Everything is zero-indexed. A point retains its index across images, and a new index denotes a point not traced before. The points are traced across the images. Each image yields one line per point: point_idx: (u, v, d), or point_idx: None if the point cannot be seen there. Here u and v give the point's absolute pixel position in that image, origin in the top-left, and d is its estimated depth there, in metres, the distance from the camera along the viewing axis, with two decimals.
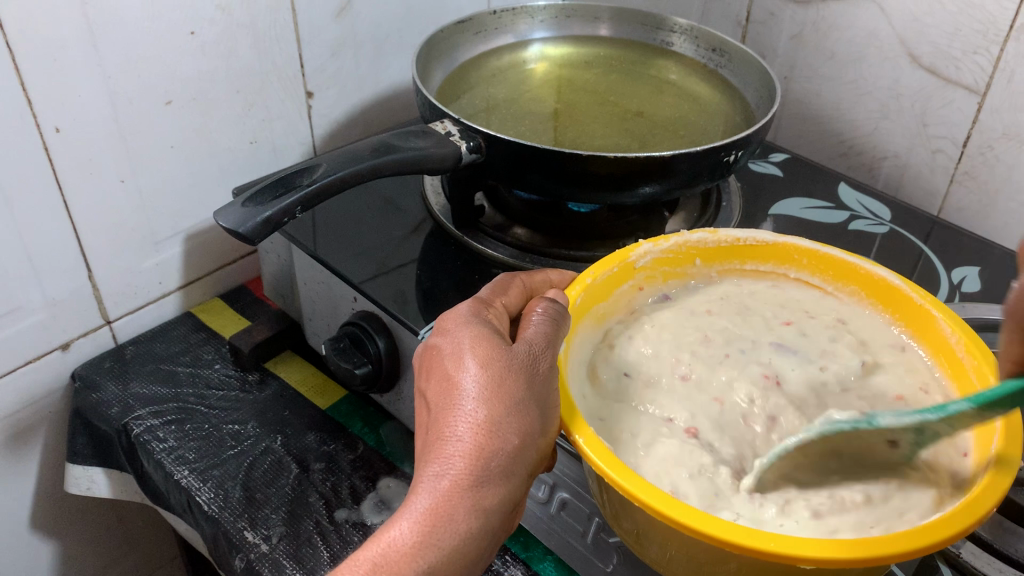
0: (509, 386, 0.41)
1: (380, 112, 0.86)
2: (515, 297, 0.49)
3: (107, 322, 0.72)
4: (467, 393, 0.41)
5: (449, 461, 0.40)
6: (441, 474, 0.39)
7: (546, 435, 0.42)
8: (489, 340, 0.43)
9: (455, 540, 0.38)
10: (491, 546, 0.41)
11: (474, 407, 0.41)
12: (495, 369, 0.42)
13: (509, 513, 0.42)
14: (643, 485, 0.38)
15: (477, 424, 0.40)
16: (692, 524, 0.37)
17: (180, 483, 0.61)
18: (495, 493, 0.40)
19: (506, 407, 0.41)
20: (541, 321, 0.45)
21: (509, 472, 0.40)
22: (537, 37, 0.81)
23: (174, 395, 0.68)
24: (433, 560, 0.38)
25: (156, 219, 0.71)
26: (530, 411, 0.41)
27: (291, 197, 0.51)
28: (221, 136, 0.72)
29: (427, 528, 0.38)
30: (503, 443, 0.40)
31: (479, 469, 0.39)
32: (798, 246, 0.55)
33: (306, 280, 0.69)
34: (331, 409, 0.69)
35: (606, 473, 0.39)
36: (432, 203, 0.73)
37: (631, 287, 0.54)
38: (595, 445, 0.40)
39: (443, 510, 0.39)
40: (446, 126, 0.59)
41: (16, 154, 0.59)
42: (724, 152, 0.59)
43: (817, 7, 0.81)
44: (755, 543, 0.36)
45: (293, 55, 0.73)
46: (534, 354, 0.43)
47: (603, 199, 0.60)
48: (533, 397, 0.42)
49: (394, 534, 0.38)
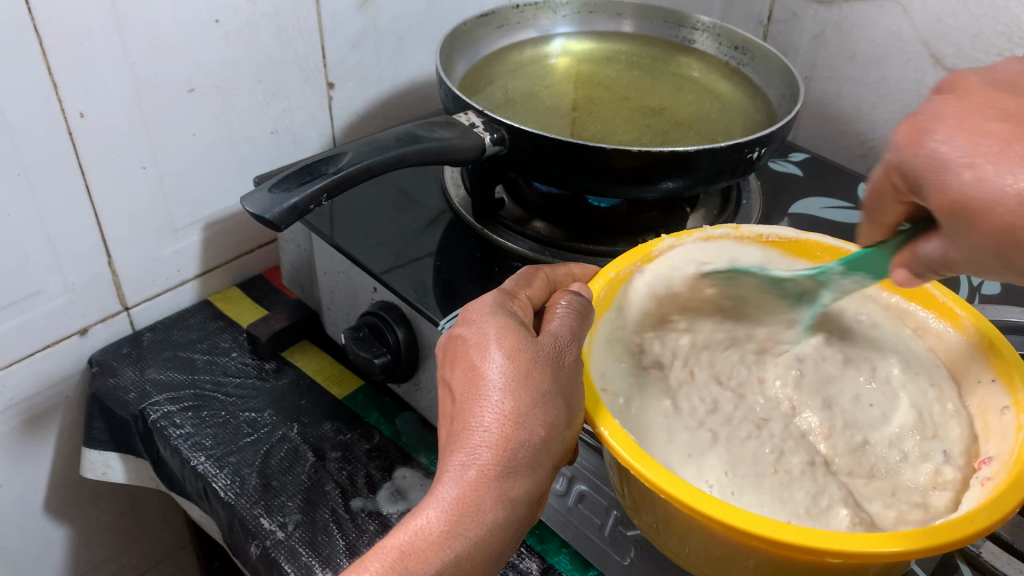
0: (537, 378, 0.42)
1: (400, 104, 0.86)
2: (538, 289, 0.49)
3: (126, 308, 0.72)
4: (494, 383, 0.42)
5: (477, 451, 0.40)
6: (468, 464, 0.39)
7: (572, 427, 0.42)
8: (515, 331, 0.44)
9: (481, 530, 0.39)
10: (514, 538, 0.41)
11: (501, 397, 0.41)
12: (522, 360, 0.42)
13: (533, 505, 0.42)
14: (669, 478, 0.38)
15: (503, 415, 0.40)
16: (717, 516, 0.36)
17: (196, 469, 0.61)
18: (521, 484, 0.40)
19: (533, 398, 0.41)
20: (568, 312, 0.45)
21: (535, 463, 0.40)
22: (559, 32, 0.81)
23: (192, 382, 0.69)
24: (459, 550, 0.38)
25: (175, 207, 0.71)
26: (556, 402, 0.41)
27: (317, 184, 0.51)
28: (244, 125, 0.72)
29: (454, 518, 0.38)
30: (529, 435, 0.40)
31: (506, 460, 0.39)
32: (820, 245, 0.55)
33: (325, 270, 0.69)
34: (347, 399, 0.69)
35: (632, 466, 0.39)
36: (452, 195, 0.73)
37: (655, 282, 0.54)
38: (620, 438, 0.40)
39: (470, 500, 0.39)
40: (470, 118, 0.59)
41: (39, 138, 0.59)
42: (747, 149, 0.59)
43: (839, 8, 0.81)
44: (781, 537, 0.36)
45: (316, 45, 0.74)
46: (559, 346, 0.43)
47: (625, 193, 0.60)
48: (559, 389, 0.42)
49: (421, 524, 0.38)
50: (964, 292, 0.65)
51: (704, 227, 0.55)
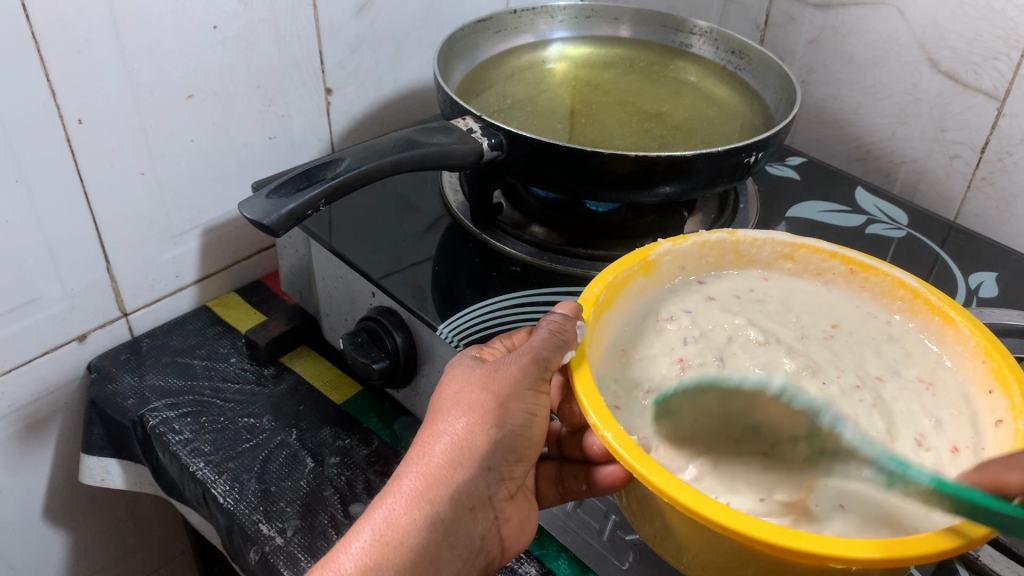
0: (465, 393, 0.43)
1: (398, 109, 0.86)
2: (519, 341, 0.49)
3: (124, 314, 0.72)
4: (430, 410, 0.44)
5: (403, 468, 0.42)
6: (394, 478, 0.41)
7: (501, 427, 0.42)
8: (461, 360, 0.46)
9: (402, 535, 0.39)
10: (453, 549, 0.41)
11: (433, 417, 0.43)
12: (454, 383, 0.44)
13: (467, 513, 0.42)
14: (673, 481, 0.37)
15: (432, 429, 0.43)
16: (724, 522, 0.36)
17: (195, 475, 0.61)
18: (445, 489, 0.41)
19: (460, 407, 0.43)
20: (551, 324, 0.44)
21: (459, 468, 0.41)
22: (556, 37, 0.81)
23: (190, 388, 0.69)
24: (378, 554, 0.39)
25: (173, 214, 0.71)
26: (480, 407, 0.43)
27: (314, 190, 0.51)
28: (241, 131, 0.73)
29: (374, 527, 0.39)
30: (450, 440, 0.42)
31: (425, 469, 0.41)
32: (815, 249, 0.55)
33: (324, 275, 0.69)
34: (346, 405, 0.69)
35: (635, 470, 0.38)
36: (450, 200, 0.73)
37: (653, 284, 0.54)
38: (624, 441, 0.39)
39: (387, 505, 0.40)
40: (468, 123, 0.59)
41: (38, 144, 0.59)
42: (744, 153, 0.59)
43: (836, 11, 0.81)
44: (783, 542, 0.35)
45: (313, 51, 0.74)
46: (498, 361, 0.45)
47: (622, 198, 0.60)
48: (488, 396, 0.43)
49: (347, 540, 0.40)
50: (962, 296, 0.65)
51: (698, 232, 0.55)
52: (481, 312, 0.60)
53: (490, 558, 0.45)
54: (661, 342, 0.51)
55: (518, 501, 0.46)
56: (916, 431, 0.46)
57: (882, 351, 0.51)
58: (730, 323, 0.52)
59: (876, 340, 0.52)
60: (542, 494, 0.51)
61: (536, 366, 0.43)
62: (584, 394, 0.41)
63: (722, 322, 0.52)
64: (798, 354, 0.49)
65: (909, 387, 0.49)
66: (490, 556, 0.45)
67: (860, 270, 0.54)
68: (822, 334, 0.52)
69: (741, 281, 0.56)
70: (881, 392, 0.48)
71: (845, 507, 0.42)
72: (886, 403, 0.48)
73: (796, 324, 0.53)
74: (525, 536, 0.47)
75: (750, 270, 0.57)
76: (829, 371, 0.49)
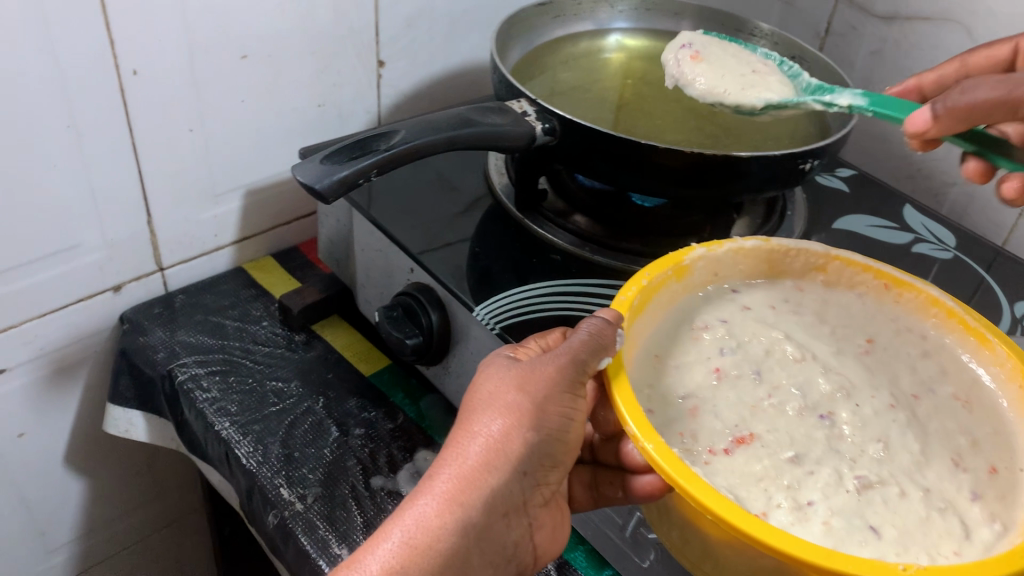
0: (500, 394, 0.42)
1: (449, 87, 0.86)
2: (553, 341, 0.48)
3: (160, 269, 0.73)
4: (465, 408, 0.43)
5: (435, 469, 0.41)
6: (426, 480, 0.40)
7: (537, 430, 0.41)
8: (496, 360, 0.45)
9: (431, 538, 0.38)
10: (483, 554, 0.40)
11: (469, 418, 0.42)
12: (488, 383, 0.43)
13: (497, 521, 0.41)
14: (717, 498, 0.36)
15: (468, 431, 0.41)
16: (767, 541, 0.35)
17: (220, 434, 0.62)
18: (476, 495, 0.40)
19: (498, 409, 0.42)
20: (591, 326, 0.43)
21: (493, 471, 0.40)
22: (616, 27, 0.80)
23: (220, 347, 0.69)
24: (405, 556, 0.38)
25: (217, 172, 0.71)
26: (519, 408, 0.41)
27: (367, 160, 0.51)
28: (292, 96, 0.72)
29: (403, 527, 0.39)
30: (485, 443, 0.41)
31: (459, 470, 0.40)
32: (851, 262, 0.52)
33: (363, 247, 0.69)
34: (374, 377, 0.69)
35: (681, 487, 0.37)
36: (494, 182, 0.73)
37: (682, 291, 0.50)
38: (665, 455, 0.38)
39: (417, 509, 0.39)
40: (523, 106, 0.59)
41: (92, 92, 0.59)
42: (800, 160, 0.58)
43: (900, 24, 0.79)
44: (833, 566, 0.34)
45: (370, 21, 0.73)
46: (537, 362, 0.43)
47: (673, 194, 0.59)
48: (526, 398, 0.42)
49: (373, 541, 0.39)
50: (1007, 323, 0.64)
51: (733, 237, 0.52)
52: (516, 298, 0.60)
53: (523, 566, 0.44)
54: (697, 351, 0.48)
55: (553, 508, 0.45)
56: (955, 450, 0.45)
57: (916, 368, 0.50)
58: (768, 336, 0.49)
59: (911, 356, 0.50)
60: (575, 498, 0.50)
61: (574, 368, 0.42)
62: (624, 406, 0.40)
63: (759, 333, 0.49)
64: (834, 371, 0.48)
65: (945, 406, 0.48)
66: (523, 564, 0.44)
67: (894, 286, 0.51)
68: (858, 349, 0.51)
69: (775, 295, 0.53)
70: (915, 409, 0.47)
71: (877, 531, 0.40)
72: (921, 421, 0.47)
73: (831, 338, 0.51)
74: (558, 543, 0.46)
75: (782, 282, 0.54)
76: (864, 391, 0.48)
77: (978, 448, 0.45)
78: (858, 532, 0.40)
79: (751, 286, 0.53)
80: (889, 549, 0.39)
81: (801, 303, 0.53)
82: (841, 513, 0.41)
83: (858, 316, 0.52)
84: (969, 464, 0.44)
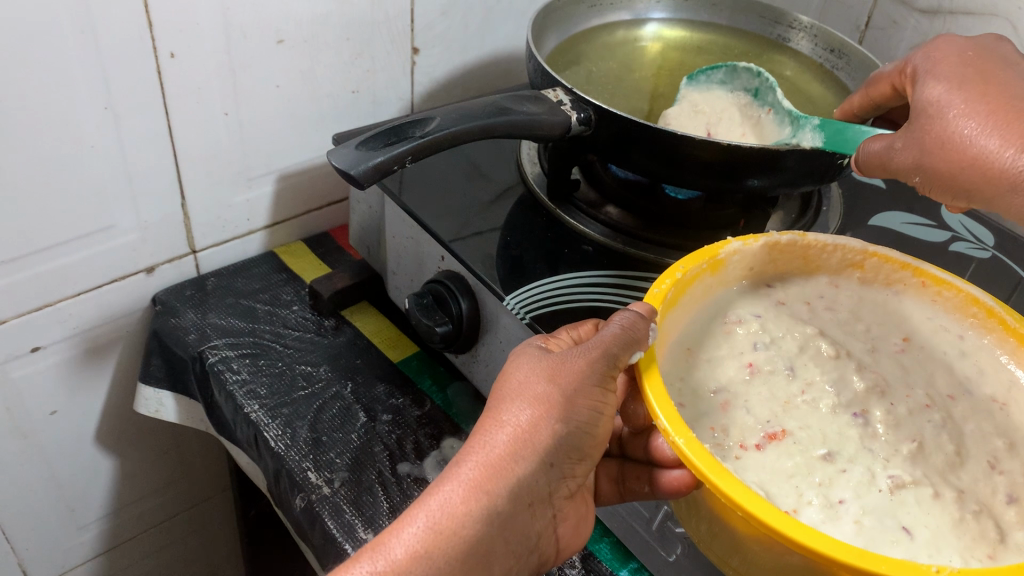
0: (531, 384, 0.42)
1: (482, 75, 0.86)
2: (586, 334, 0.48)
3: (193, 252, 0.73)
4: (494, 399, 0.43)
5: (462, 456, 0.40)
6: (453, 468, 0.40)
7: (564, 422, 0.41)
8: (526, 353, 0.45)
9: (456, 524, 0.38)
10: (508, 544, 0.40)
11: (498, 409, 0.42)
12: (517, 374, 0.43)
13: (523, 513, 0.40)
14: (748, 495, 0.36)
15: (497, 421, 0.41)
16: (796, 537, 0.34)
17: (249, 416, 0.62)
18: (503, 485, 0.39)
19: (528, 399, 0.42)
20: (624, 320, 0.43)
21: (520, 460, 0.40)
22: (653, 17, 0.80)
23: (251, 330, 0.70)
24: (430, 541, 0.37)
25: (251, 157, 0.72)
26: (550, 399, 0.41)
27: (403, 145, 0.51)
28: (326, 82, 0.73)
29: (429, 513, 0.38)
30: (514, 432, 0.40)
31: (486, 458, 0.40)
32: (887, 258, 0.51)
33: (394, 234, 0.69)
34: (402, 364, 0.69)
35: (709, 480, 0.36)
36: (527, 172, 0.73)
37: (716, 284, 0.50)
38: (696, 450, 0.37)
39: (444, 495, 0.39)
40: (558, 95, 0.58)
41: (129, 73, 0.60)
42: (838, 156, 0.58)
43: (943, 19, 0.78)
44: (865, 566, 0.33)
45: (405, 8, 0.73)
46: (567, 357, 0.43)
47: (708, 186, 0.59)
48: (556, 391, 0.42)
49: (399, 524, 0.38)
50: None
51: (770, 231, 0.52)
52: (547, 287, 0.60)
53: (544, 558, 0.44)
54: (728, 346, 0.48)
55: (577, 502, 0.45)
56: (990, 453, 0.45)
57: (951, 368, 0.49)
58: (801, 332, 0.49)
59: (947, 356, 0.49)
60: (600, 491, 0.50)
61: (604, 361, 0.42)
62: (655, 400, 0.39)
63: (792, 329, 0.49)
64: (869, 369, 0.48)
65: (981, 407, 0.47)
66: (544, 555, 0.43)
67: (932, 284, 0.50)
68: (893, 347, 0.51)
69: (808, 292, 0.53)
70: (950, 410, 0.47)
71: (909, 532, 0.40)
72: (957, 422, 0.46)
73: (865, 335, 0.51)
74: (581, 537, 0.46)
75: (816, 277, 0.53)
76: (899, 390, 0.48)
77: (1013, 451, 0.45)
78: (890, 533, 0.39)
79: (786, 283, 0.53)
80: (921, 550, 0.39)
81: (833, 300, 0.53)
82: (872, 514, 0.40)
83: (894, 314, 0.52)
84: (1005, 466, 0.44)
